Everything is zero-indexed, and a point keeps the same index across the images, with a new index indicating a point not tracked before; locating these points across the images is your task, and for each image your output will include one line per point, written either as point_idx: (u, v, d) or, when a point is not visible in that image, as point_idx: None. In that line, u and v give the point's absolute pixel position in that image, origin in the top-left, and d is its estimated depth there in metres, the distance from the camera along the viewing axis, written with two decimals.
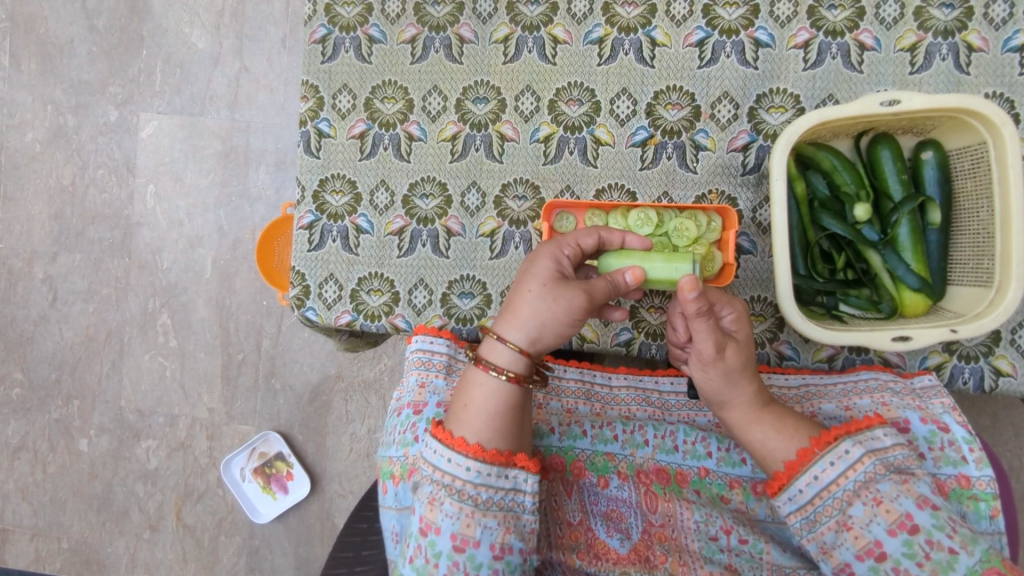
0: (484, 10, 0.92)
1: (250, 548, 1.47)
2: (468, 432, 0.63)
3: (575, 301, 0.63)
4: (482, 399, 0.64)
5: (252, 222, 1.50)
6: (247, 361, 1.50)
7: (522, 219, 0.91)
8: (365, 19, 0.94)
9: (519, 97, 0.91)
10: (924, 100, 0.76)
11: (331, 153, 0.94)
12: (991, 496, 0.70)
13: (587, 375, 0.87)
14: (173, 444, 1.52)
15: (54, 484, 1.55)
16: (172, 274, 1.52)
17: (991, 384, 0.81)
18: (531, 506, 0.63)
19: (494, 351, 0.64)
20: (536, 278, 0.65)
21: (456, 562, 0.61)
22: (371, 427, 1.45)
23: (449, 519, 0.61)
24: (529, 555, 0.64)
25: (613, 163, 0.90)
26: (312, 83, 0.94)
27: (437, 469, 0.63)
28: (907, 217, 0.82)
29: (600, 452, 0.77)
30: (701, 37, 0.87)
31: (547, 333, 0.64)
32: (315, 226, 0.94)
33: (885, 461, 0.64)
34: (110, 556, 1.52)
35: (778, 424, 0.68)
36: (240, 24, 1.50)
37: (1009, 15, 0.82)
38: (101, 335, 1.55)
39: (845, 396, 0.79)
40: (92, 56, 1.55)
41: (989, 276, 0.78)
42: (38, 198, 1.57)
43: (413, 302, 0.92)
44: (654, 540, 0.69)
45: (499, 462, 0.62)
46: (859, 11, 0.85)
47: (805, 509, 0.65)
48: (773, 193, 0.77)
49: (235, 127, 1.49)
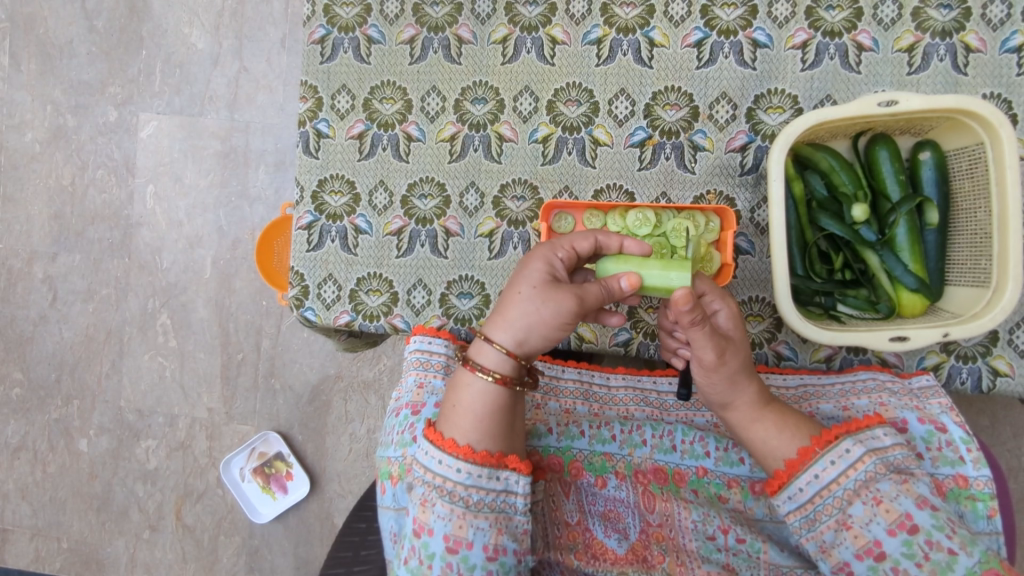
0: (483, 10, 0.92)
1: (250, 548, 1.48)
2: (457, 434, 0.64)
3: (563, 304, 0.63)
4: (470, 400, 0.64)
5: (252, 222, 1.50)
6: (247, 361, 1.50)
7: (521, 219, 0.91)
8: (364, 19, 0.94)
9: (518, 97, 0.92)
10: (921, 101, 0.76)
11: (330, 153, 0.94)
12: (989, 496, 0.70)
13: (585, 375, 0.87)
14: (173, 444, 1.52)
15: (54, 484, 1.55)
16: (172, 274, 1.52)
17: (989, 384, 0.81)
18: (523, 507, 0.63)
19: (482, 352, 0.65)
20: (528, 281, 0.65)
21: (449, 563, 0.61)
22: (371, 427, 1.45)
23: (441, 520, 0.62)
24: (523, 556, 0.64)
25: (612, 163, 0.90)
26: (312, 84, 0.95)
27: (428, 470, 0.63)
28: (905, 217, 0.83)
29: (598, 452, 0.78)
30: (700, 37, 0.87)
31: (534, 336, 0.64)
32: (314, 226, 0.94)
33: (885, 461, 0.64)
34: (111, 556, 1.52)
35: (780, 422, 0.69)
36: (239, 24, 1.50)
37: (1008, 16, 0.82)
38: (101, 335, 1.55)
39: (843, 396, 0.79)
40: (92, 56, 1.55)
41: (987, 276, 0.78)
42: (38, 198, 1.57)
43: (412, 302, 0.92)
44: (651, 540, 0.69)
45: (490, 463, 0.63)
46: (857, 11, 0.85)
47: (804, 508, 0.65)
48: (771, 194, 0.77)
49: (234, 127, 1.50)
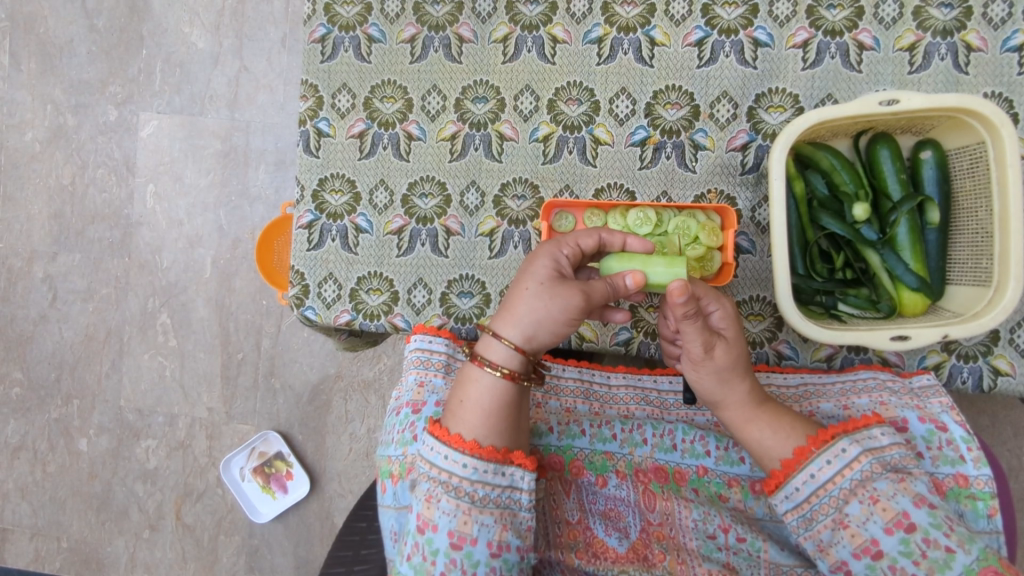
0: (484, 10, 0.92)
1: (250, 547, 1.47)
2: (464, 429, 0.64)
3: (572, 301, 0.63)
4: (477, 395, 0.64)
5: (252, 222, 1.50)
6: (247, 360, 1.50)
7: (522, 219, 0.91)
8: (365, 18, 0.94)
9: (519, 96, 0.92)
10: (923, 100, 0.76)
11: (331, 152, 0.94)
12: (990, 495, 0.70)
13: (586, 375, 0.87)
14: (173, 444, 1.52)
15: (54, 484, 1.55)
16: (172, 273, 1.52)
17: (990, 384, 0.81)
18: (528, 503, 0.63)
19: (490, 347, 0.64)
20: (534, 277, 0.65)
21: (453, 560, 0.61)
22: (371, 426, 1.45)
23: (445, 516, 0.61)
24: (526, 553, 0.64)
25: (613, 162, 0.90)
26: (312, 83, 0.94)
27: (433, 466, 0.63)
28: (905, 218, 0.82)
29: (599, 451, 0.78)
30: (701, 36, 0.87)
31: (542, 331, 0.64)
32: (315, 225, 0.94)
33: (882, 460, 0.64)
34: (110, 556, 1.52)
35: (773, 422, 0.68)
36: (240, 24, 1.50)
37: (1009, 15, 0.82)
38: (101, 335, 1.55)
39: (844, 395, 0.79)
40: (92, 56, 1.55)
41: (989, 276, 0.78)
42: (38, 198, 1.57)
43: (412, 302, 0.92)
44: (652, 539, 0.69)
45: (496, 458, 0.62)
46: (858, 10, 0.85)
47: (802, 506, 0.65)
48: (773, 193, 0.77)
49: (234, 127, 1.49)
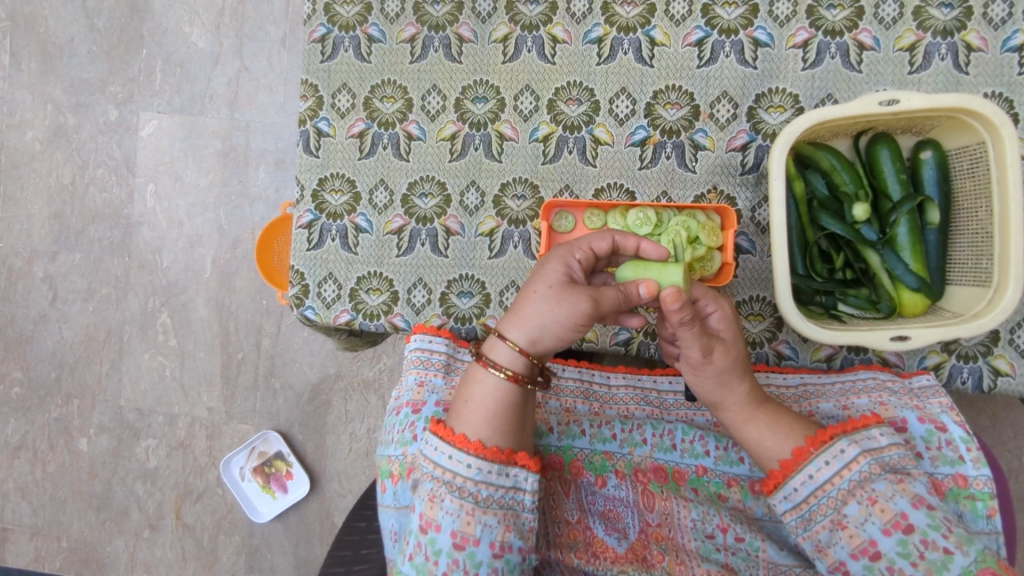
0: (484, 9, 0.92)
1: (250, 547, 1.48)
2: (469, 429, 0.64)
3: (579, 305, 0.63)
4: (482, 395, 0.64)
5: (252, 221, 1.50)
6: (247, 360, 1.50)
7: (521, 219, 0.91)
8: (365, 18, 0.94)
9: (519, 96, 0.92)
10: (922, 100, 0.76)
11: (330, 152, 0.94)
12: (988, 495, 0.70)
13: (586, 375, 0.87)
14: (173, 443, 1.52)
15: (54, 483, 1.55)
16: (172, 273, 1.52)
17: (990, 384, 0.81)
18: (531, 504, 0.63)
19: (495, 348, 0.65)
20: (544, 281, 0.65)
21: (456, 560, 0.61)
22: (371, 426, 1.45)
23: (449, 516, 0.61)
24: (528, 554, 0.64)
25: (613, 162, 0.90)
26: (312, 83, 0.94)
27: (438, 466, 0.63)
28: (906, 217, 0.82)
29: (598, 451, 0.77)
30: (701, 36, 0.87)
31: (547, 336, 0.64)
32: (315, 224, 0.94)
33: (880, 461, 0.63)
34: (110, 555, 1.52)
35: (772, 423, 0.68)
36: (240, 23, 1.50)
37: (1009, 15, 0.82)
38: (101, 334, 1.55)
39: (843, 395, 0.79)
40: (92, 56, 1.55)
41: (989, 276, 0.78)
42: (38, 197, 1.57)
43: (412, 301, 0.92)
44: (650, 539, 0.69)
45: (500, 459, 0.62)
46: (859, 10, 0.84)
47: (800, 507, 0.65)
48: (772, 192, 0.77)
49: (235, 127, 1.49)
